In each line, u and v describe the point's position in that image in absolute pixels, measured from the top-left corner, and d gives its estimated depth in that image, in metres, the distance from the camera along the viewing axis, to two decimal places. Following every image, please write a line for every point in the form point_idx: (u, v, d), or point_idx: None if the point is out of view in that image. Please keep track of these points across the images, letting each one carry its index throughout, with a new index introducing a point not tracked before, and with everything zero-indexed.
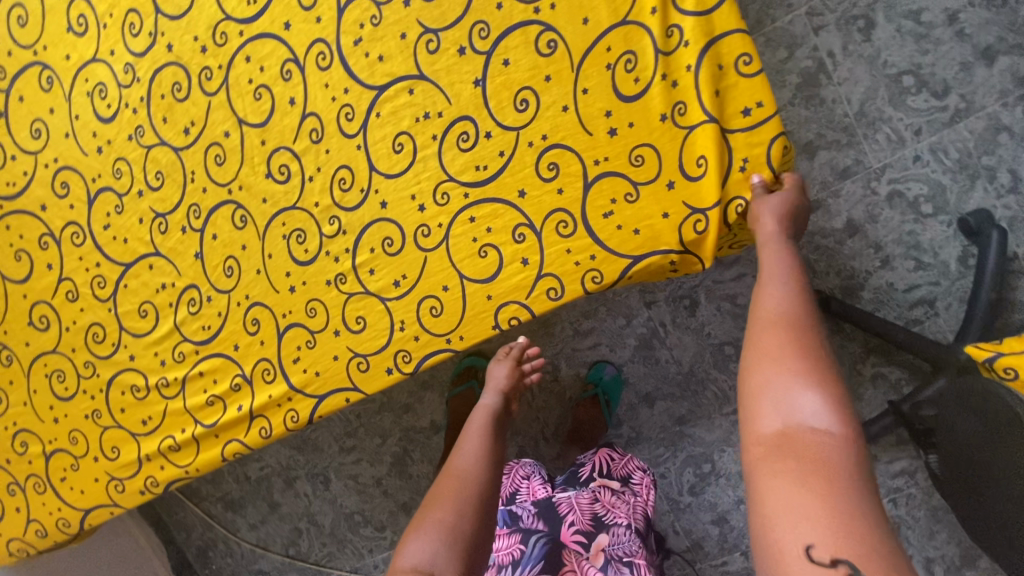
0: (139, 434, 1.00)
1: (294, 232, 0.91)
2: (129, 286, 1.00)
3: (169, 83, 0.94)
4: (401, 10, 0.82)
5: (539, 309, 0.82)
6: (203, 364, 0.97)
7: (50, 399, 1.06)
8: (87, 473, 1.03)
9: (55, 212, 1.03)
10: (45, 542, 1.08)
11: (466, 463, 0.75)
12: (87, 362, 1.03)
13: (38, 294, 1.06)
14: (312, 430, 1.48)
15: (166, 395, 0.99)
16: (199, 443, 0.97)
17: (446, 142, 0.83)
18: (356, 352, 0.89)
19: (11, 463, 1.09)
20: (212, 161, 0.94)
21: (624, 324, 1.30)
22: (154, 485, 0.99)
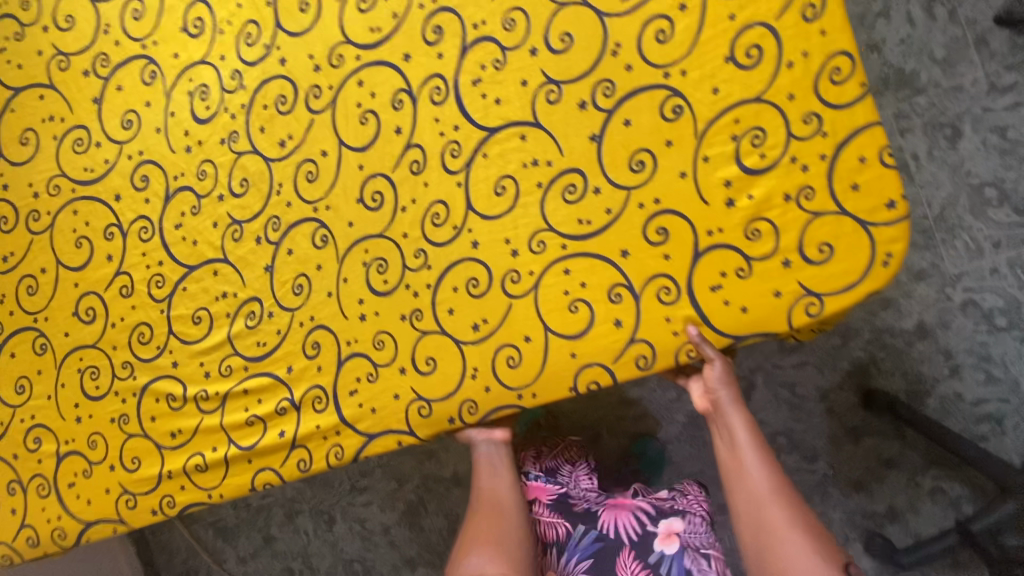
0: (165, 447, 0.92)
1: (376, 260, 0.87)
2: (187, 289, 0.95)
3: (275, 95, 0.93)
4: (528, 57, 0.81)
5: (624, 375, 0.77)
6: (249, 381, 0.90)
7: (77, 397, 0.97)
8: (97, 483, 0.94)
9: (128, 204, 0.99)
10: (33, 552, 0.97)
11: (501, 496, 0.88)
12: (126, 363, 0.96)
13: (91, 284, 0.99)
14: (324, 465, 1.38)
15: (203, 409, 0.92)
16: (229, 466, 0.89)
17: (552, 190, 0.80)
18: (420, 396, 0.84)
19: (17, 459, 0.99)
20: (302, 176, 0.91)
21: (674, 398, 1.25)
22: (169, 505, 0.91)
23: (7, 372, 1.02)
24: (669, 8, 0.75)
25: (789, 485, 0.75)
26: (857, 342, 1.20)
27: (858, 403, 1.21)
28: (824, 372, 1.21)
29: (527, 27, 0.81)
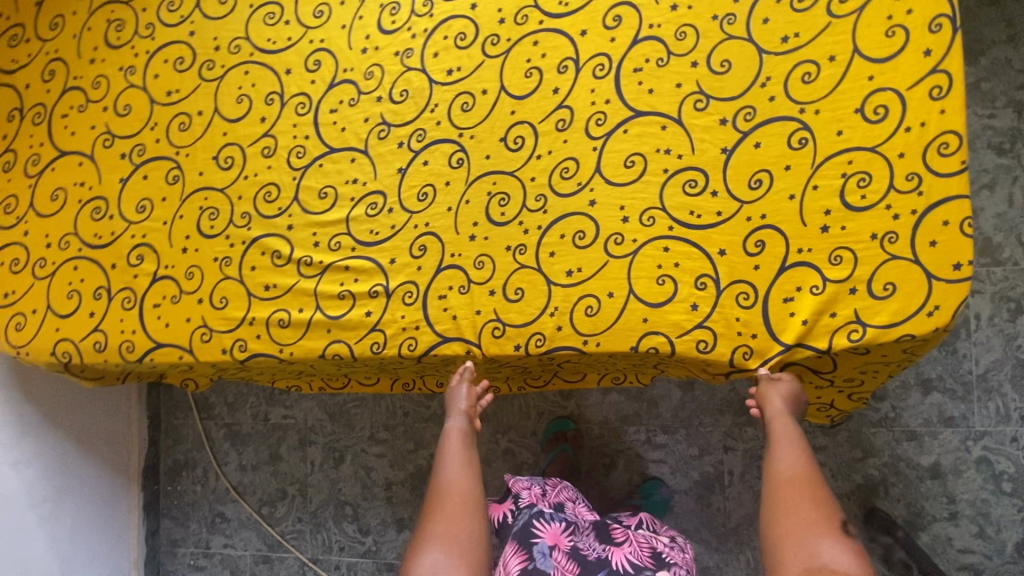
0: (253, 294, 0.98)
1: (500, 194, 0.92)
2: (323, 167, 0.98)
3: (456, 30, 0.96)
4: (687, 64, 0.87)
5: (680, 351, 0.84)
6: (352, 261, 0.96)
7: (189, 229, 1.00)
8: (181, 310, 1.00)
9: (295, 79, 1.00)
10: (96, 357, 1.02)
11: (461, 487, 0.89)
12: (245, 214, 0.99)
13: (237, 136, 1.00)
14: (354, 404, 1.46)
15: (302, 272, 0.97)
16: (308, 329, 0.96)
17: (674, 179, 0.86)
18: (498, 317, 0.91)
19: (113, 269, 1.01)
20: (458, 105, 0.95)
21: (696, 455, 1.30)
22: (240, 349, 0.98)
23: (130, 189, 1.02)
24: (819, 56, 0.84)
25: (819, 480, 0.79)
26: (874, 462, 1.26)
27: (859, 515, 1.26)
28: (838, 478, 1.27)
29: (695, 41, 0.87)
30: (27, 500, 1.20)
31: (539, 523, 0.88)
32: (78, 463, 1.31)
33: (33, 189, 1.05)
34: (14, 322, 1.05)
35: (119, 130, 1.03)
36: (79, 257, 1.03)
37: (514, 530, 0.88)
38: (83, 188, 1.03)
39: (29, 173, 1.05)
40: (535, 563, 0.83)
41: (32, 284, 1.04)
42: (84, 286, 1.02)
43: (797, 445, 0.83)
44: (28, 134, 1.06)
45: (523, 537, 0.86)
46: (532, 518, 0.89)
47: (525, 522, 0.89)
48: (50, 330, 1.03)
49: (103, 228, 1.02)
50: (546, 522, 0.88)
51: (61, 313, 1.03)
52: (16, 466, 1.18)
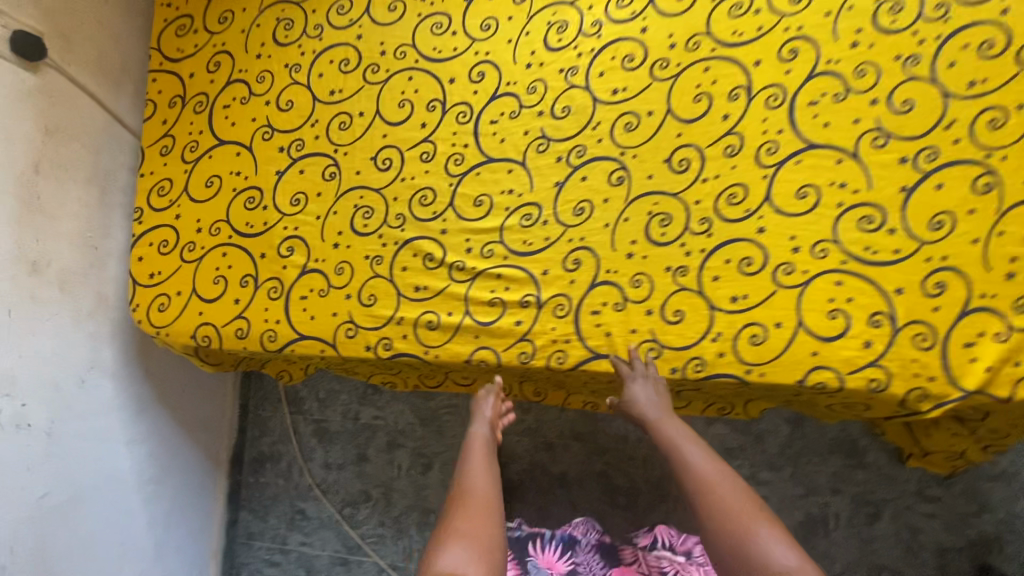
0: (403, 293, 0.99)
1: (661, 214, 0.92)
2: (480, 175, 0.99)
3: (625, 52, 0.97)
4: (867, 102, 0.87)
5: (850, 388, 0.83)
6: (504, 269, 0.96)
7: (342, 226, 1.01)
8: (327, 304, 1.01)
9: (458, 89, 1.01)
10: (238, 344, 1.03)
11: (481, 491, 0.87)
12: (399, 215, 1.01)
13: (396, 139, 1.02)
14: (447, 411, 1.45)
15: (453, 276, 0.98)
16: (456, 333, 0.97)
17: (849, 215, 0.86)
18: (655, 337, 0.90)
19: (262, 258, 1.03)
20: (622, 124, 0.96)
21: (801, 495, 1.27)
22: (385, 347, 0.98)
23: (285, 182, 1.03)
24: (1008, 101, 0.82)
25: (727, 474, 0.80)
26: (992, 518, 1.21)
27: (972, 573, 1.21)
28: (950, 531, 1.22)
29: (876, 80, 0.87)
30: (137, 481, 1.20)
31: (536, 548, 1.07)
32: (178, 446, 1.31)
33: (188, 174, 1.07)
34: (157, 302, 1.06)
35: (279, 125, 1.05)
36: (228, 244, 1.04)
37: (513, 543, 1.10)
38: (239, 177, 1.05)
39: (185, 159, 1.07)
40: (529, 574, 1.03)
41: (178, 267, 1.06)
42: (230, 272, 1.04)
43: (687, 438, 0.86)
44: (187, 121, 1.08)
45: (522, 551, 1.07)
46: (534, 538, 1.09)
47: (526, 540, 1.10)
48: (193, 313, 1.04)
49: (253, 217, 1.04)
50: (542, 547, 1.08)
51: (205, 298, 1.04)
52: (132, 445, 1.18)
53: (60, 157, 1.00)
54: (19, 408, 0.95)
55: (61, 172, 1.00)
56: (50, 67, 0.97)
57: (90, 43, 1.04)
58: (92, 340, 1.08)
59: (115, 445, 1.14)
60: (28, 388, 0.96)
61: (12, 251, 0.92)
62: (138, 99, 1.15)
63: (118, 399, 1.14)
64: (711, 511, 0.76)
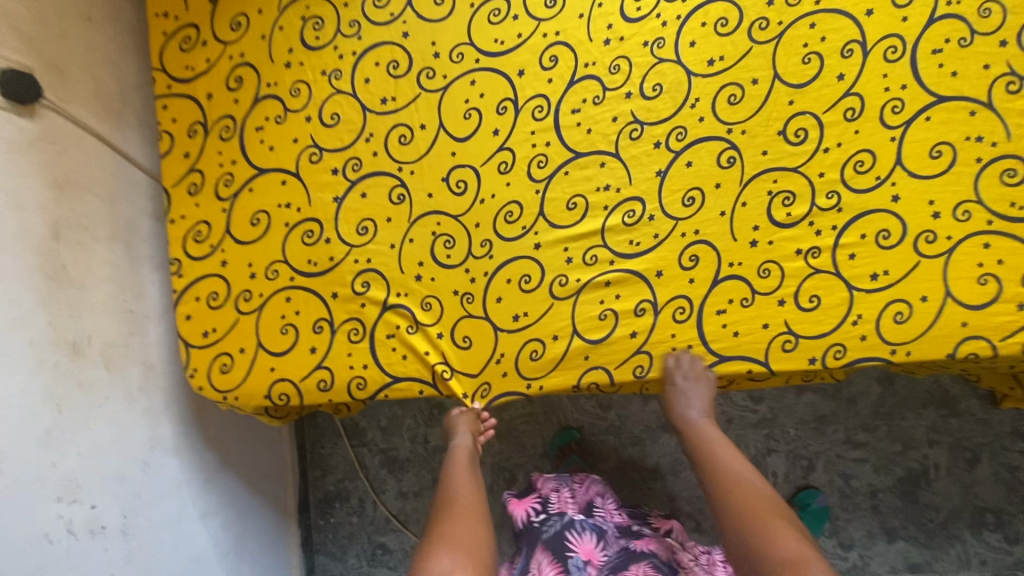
0: (500, 329, 0.87)
1: (783, 193, 0.85)
2: (569, 174, 0.87)
3: (716, 16, 0.87)
4: (996, 45, 0.80)
5: (1007, 355, 0.78)
6: (612, 275, 0.86)
7: (422, 255, 0.89)
8: (417, 349, 0.89)
9: (531, 81, 0.89)
10: (322, 397, 0.92)
11: (470, 497, 0.81)
12: (484, 241, 0.88)
13: (468, 154, 0.89)
14: (522, 420, 1.36)
15: (555, 294, 0.87)
16: (564, 360, 0.86)
17: (990, 169, 0.80)
18: (789, 329, 0.83)
19: (334, 298, 0.91)
20: (724, 98, 0.86)
21: (899, 451, 1.26)
22: (484, 393, 0.88)
23: (346, 211, 0.91)
24: None
25: (742, 471, 0.78)
26: None
27: None
28: None
29: (1003, 18, 0.80)
30: (216, 555, 1.08)
31: (571, 536, 0.86)
32: (247, 507, 1.20)
33: (227, 212, 0.92)
34: (218, 364, 0.93)
35: (327, 142, 0.91)
36: (293, 287, 0.91)
37: (542, 537, 0.88)
38: (290, 210, 0.91)
39: (221, 196, 0.93)
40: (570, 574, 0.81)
41: (236, 321, 0.92)
42: (300, 319, 0.91)
43: (718, 440, 0.85)
44: (215, 151, 0.93)
45: (558, 546, 0.85)
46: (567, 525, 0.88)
47: (557, 531, 0.88)
48: (265, 370, 0.92)
49: (314, 254, 0.91)
50: (580, 535, 0.86)
51: (276, 352, 0.92)
52: (205, 518, 1.06)
53: (77, 215, 0.84)
54: (89, 510, 0.82)
55: (82, 231, 0.84)
56: (47, 109, 0.81)
57: (84, 72, 0.87)
58: (148, 416, 0.94)
59: (188, 524, 1.01)
60: (95, 487, 0.83)
61: (49, 335, 0.77)
62: (145, 130, 0.99)
63: (184, 474, 1.01)
64: (731, 498, 0.74)
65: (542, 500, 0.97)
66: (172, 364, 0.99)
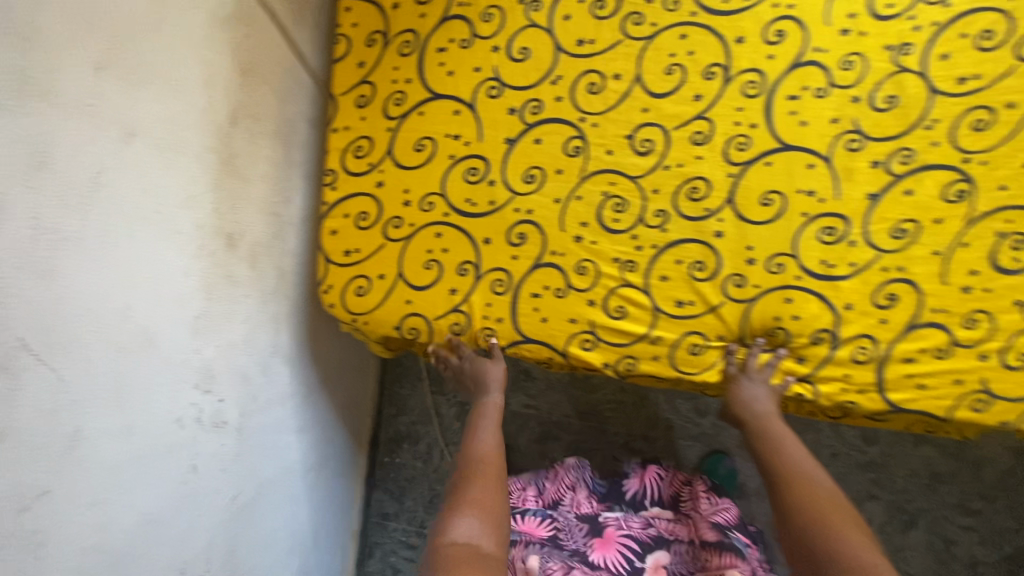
0: (660, 308, 0.81)
1: (1016, 234, 0.74)
2: (770, 165, 0.79)
3: (979, 24, 0.76)
4: None
5: None
6: (794, 292, 0.78)
7: (588, 215, 0.83)
8: (563, 309, 0.84)
9: (749, 51, 0.80)
10: (452, 340, 0.89)
11: (493, 456, 0.78)
12: (660, 212, 0.81)
13: (662, 114, 0.81)
14: (609, 406, 1.30)
15: (728, 293, 0.79)
16: (724, 359, 0.80)
17: None
18: (986, 388, 0.74)
19: (486, 244, 0.86)
20: (968, 122, 0.75)
21: (1016, 529, 1.15)
22: (628, 368, 0.82)
23: (516, 152, 0.85)
24: None
25: (809, 467, 0.71)
26: None
27: None
28: None
29: None
30: (302, 471, 1.08)
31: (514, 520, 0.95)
32: (332, 429, 1.19)
33: (393, 132, 0.88)
34: (354, 286, 0.90)
35: (511, 77, 0.85)
36: (446, 224, 0.87)
37: None
38: (458, 141, 0.86)
39: (389, 113, 0.88)
40: (513, 548, 0.89)
41: (381, 246, 0.89)
42: (446, 258, 0.88)
43: (783, 437, 0.76)
44: (391, 65, 0.88)
45: None
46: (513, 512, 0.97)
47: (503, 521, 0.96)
48: (400, 301, 0.89)
49: (473, 192, 0.86)
50: (521, 518, 0.95)
51: (413, 285, 0.89)
52: (298, 433, 1.05)
53: (252, 106, 0.81)
54: (216, 403, 0.81)
55: (253, 123, 0.81)
56: None
57: None
58: (274, 323, 0.92)
59: (286, 435, 1.01)
60: (224, 381, 0.82)
61: (213, 223, 0.75)
62: (318, 31, 0.94)
63: (291, 386, 1.00)
64: (793, 502, 0.67)
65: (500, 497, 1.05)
66: (302, 276, 0.97)
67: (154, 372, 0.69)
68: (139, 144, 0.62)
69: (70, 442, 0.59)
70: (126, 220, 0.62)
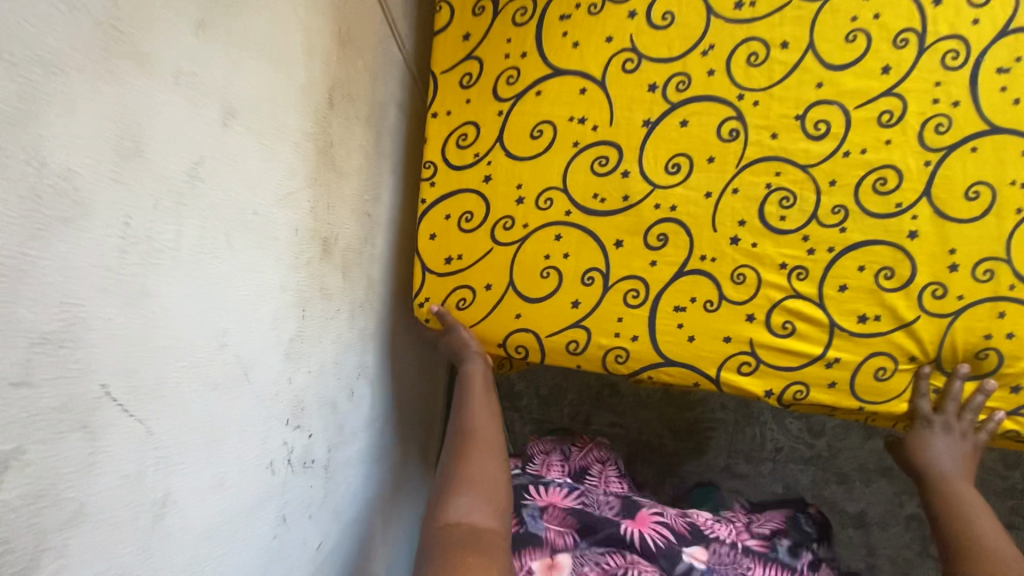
0: (836, 324, 0.67)
1: None
2: (976, 151, 0.65)
3: None
4: None
5: None
6: (1010, 306, 0.64)
7: (746, 213, 0.69)
8: (714, 325, 0.70)
9: (950, 13, 0.65)
10: (572, 361, 0.75)
11: (486, 429, 0.73)
12: (837, 209, 0.67)
13: (839, 92, 0.67)
14: (709, 427, 1.17)
15: (924, 306, 0.66)
16: (915, 386, 0.67)
17: None
18: None
19: (617, 248, 0.73)
20: None
21: None
22: (794, 396, 0.69)
23: (656, 138, 0.71)
24: None
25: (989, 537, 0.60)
26: None
27: None
28: None
29: None
30: (382, 506, 0.95)
31: (534, 489, 0.79)
32: (412, 455, 1.06)
33: (505, 116, 0.74)
34: (456, 297, 0.77)
35: (650, 49, 0.71)
36: (568, 224, 0.74)
37: None
38: (585, 126, 0.73)
39: (499, 94, 0.75)
40: (525, 526, 0.73)
41: (489, 251, 0.75)
42: (567, 264, 0.74)
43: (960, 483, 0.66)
44: (502, 38, 0.75)
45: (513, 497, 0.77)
46: (536, 480, 0.81)
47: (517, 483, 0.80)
48: (510, 315, 0.76)
49: (600, 186, 0.72)
50: (542, 490, 0.79)
51: (528, 297, 0.75)
52: (378, 464, 0.92)
53: (349, 85, 0.68)
54: (307, 439, 0.68)
55: (350, 106, 0.68)
56: None
57: None
58: (361, 340, 0.79)
59: (369, 467, 0.88)
60: (316, 412, 0.69)
61: (311, 224, 0.62)
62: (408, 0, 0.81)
63: (372, 411, 0.87)
64: None
65: (525, 460, 0.94)
66: (388, 284, 0.84)
67: (246, 413, 0.55)
68: (238, 126, 0.49)
69: (157, 512, 0.45)
70: (223, 222, 0.49)
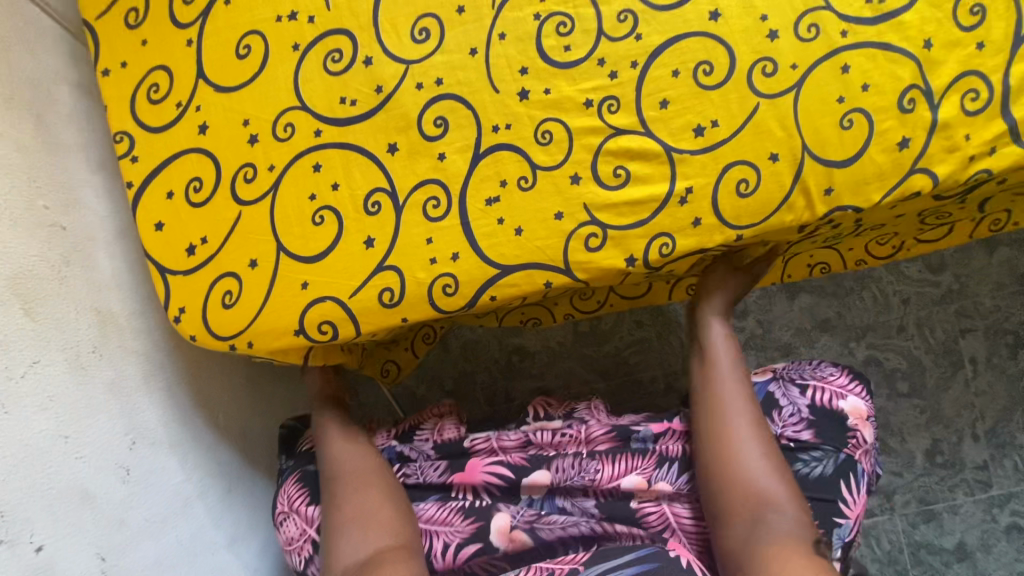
0: (673, 148, 0.54)
1: None
2: None
3: None
4: None
5: None
6: (847, 56, 0.53)
7: (524, 57, 0.55)
8: (540, 202, 0.55)
9: None
10: (395, 314, 0.57)
11: (354, 463, 0.64)
12: (622, 14, 0.54)
13: None
14: (632, 351, 1.02)
15: (758, 91, 0.53)
16: (794, 191, 0.53)
17: None
18: None
19: (393, 154, 0.56)
20: None
21: None
22: (663, 253, 0.55)
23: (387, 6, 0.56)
24: None
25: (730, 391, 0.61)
26: None
27: None
28: None
29: None
30: None
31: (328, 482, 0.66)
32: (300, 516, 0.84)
33: (196, 44, 0.57)
34: (219, 293, 0.57)
35: None
36: (323, 146, 0.56)
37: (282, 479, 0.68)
38: (298, 22, 0.56)
39: (181, 20, 0.58)
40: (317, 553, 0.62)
41: (238, 218, 0.57)
42: (340, 196, 0.56)
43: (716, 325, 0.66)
44: None
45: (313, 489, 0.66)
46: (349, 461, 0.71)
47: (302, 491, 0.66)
48: (295, 286, 0.56)
49: (343, 87, 0.56)
50: None
51: (308, 257, 0.56)
52: (233, 547, 0.68)
53: None
54: (33, 557, 0.48)
55: None
56: None
57: None
58: (112, 395, 0.58)
59: (212, 555, 0.65)
60: (35, 515, 0.49)
61: None
62: None
63: (192, 480, 0.64)
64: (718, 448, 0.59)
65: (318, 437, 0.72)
66: (147, 311, 0.63)
67: None
68: None
69: None
70: None
